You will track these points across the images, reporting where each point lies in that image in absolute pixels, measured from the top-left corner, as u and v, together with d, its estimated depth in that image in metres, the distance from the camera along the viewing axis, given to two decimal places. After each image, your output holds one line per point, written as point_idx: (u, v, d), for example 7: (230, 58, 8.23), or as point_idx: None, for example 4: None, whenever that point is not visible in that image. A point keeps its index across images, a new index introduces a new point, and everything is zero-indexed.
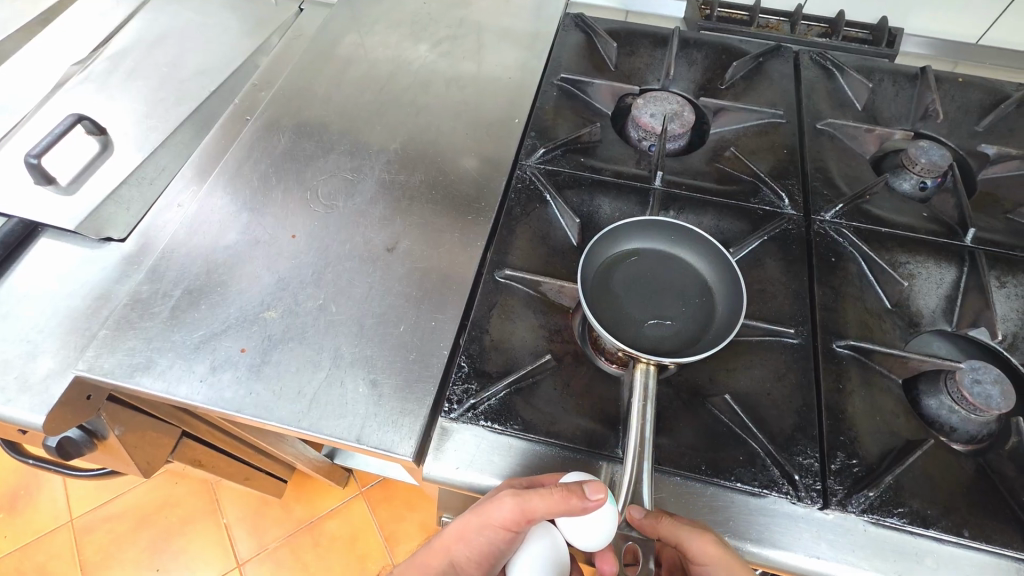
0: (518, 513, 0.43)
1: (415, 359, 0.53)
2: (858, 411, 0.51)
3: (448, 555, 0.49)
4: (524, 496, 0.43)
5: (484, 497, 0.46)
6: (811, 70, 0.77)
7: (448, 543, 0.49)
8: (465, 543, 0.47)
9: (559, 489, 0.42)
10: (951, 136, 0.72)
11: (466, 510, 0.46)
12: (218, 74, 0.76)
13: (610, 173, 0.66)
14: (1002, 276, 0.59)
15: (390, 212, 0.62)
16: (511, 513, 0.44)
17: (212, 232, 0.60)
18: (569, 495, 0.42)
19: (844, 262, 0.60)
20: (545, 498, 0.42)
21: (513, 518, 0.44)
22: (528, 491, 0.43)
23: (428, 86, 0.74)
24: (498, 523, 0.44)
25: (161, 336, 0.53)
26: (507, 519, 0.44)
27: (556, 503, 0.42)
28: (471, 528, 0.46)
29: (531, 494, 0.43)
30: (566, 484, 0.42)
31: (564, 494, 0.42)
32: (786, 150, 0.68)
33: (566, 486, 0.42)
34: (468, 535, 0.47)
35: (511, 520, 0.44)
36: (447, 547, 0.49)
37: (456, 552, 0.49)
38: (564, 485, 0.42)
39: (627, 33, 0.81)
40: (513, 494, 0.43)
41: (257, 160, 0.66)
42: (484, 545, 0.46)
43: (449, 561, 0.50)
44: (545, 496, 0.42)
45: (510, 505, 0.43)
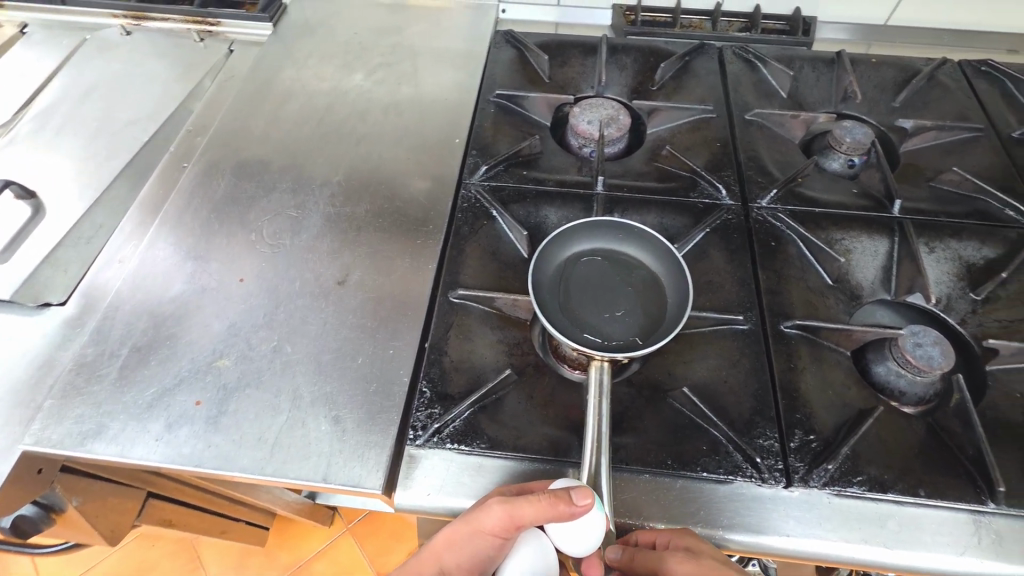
0: (507, 521, 0.43)
1: (376, 390, 0.52)
2: (810, 387, 0.53)
3: (439, 562, 0.49)
4: (513, 502, 0.43)
5: (473, 505, 0.46)
6: (735, 64, 0.80)
7: (437, 549, 0.48)
8: (453, 550, 0.47)
9: (547, 495, 0.43)
10: (873, 114, 0.76)
11: (455, 519, 0.46)
12: (150, 123, 0.74)
13: (553, 183, 0.67)
14: (931, 242, 0.63)
15: (338, 244, 0.62)
16: (498, 519, 0.44)
17: (156, 285, 0.59)
18: (557, 501, 0.42)
19: (784, 245, 0.62)
20: (533, 504, 0.43)
21: (501, 526, 0.44)
22: (517, 499, 0.43)
23: (366, 115, 0.75)
24: (489, 530, 0.44)
25: (111, 400, 0.51)
26: (496, 526, 0.44)
27: (543, 508, 0.42)
28: (460, 535, 0.46)
29: (520, 501, 0.43)
30: (554, 491, 0.43)
31: (552, 500, 0.42)
32: (719, 143, 0.71)
33: (554, 492, 0.43)
34: (457, 543, 0.46)
35: (499, 528, 0.44)
36: (436, 553, 0.48)
37: (446, 558, 0.48)
38: (551, 491, 0.43)
39: (558, 45, 0.82)
40: (502, 502, 0.44)
41: (197, 207, 0.65)
42: (473, 548, 0.46)
43: (437, 569, 0.49)
44: (533, 502, 0.43)
45: (499, 512, 0.43)
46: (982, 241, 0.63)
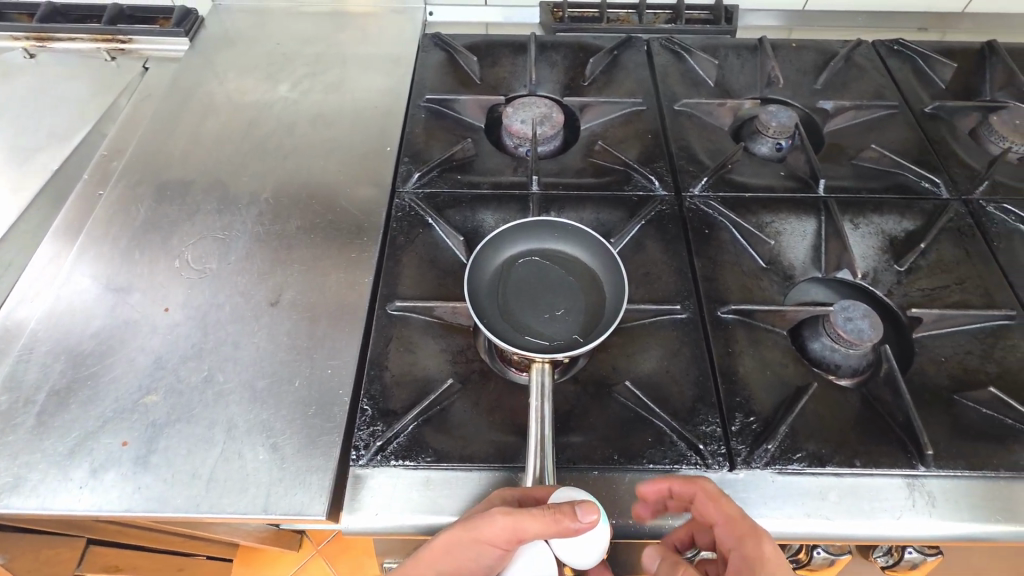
0: (509, 534, 0.41)
1: (315, 412, 0.51)
2: (749, 369, 0.54)
3: (438, 567, 0.43)
4: (518, 515, 0.41)
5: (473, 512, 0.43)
6: (663, 56, 0.81)
7: (436, 553, 0.43)
8: (447, 560, 0.43)
9: (551, 510, 0.41)
10: (796, 98, 0.78)
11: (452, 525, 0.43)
12: (61, 151, 0.70)
13: (488, 185, 0.66)
14: (855, 219, 0.65)
15: (269, 264, 0.60)
16: (501, 531, 0.41)
17: (74, 322, 0.55)
18: (561, 517, 0.40)
19: (717, 232, 0.63)
20: (537, 520, 0.41)
21: (501, 538, 0.42)
22: (521, 512, 0.41)
23: (292, 128, 0.72)
24: (488, 541, 0.42)
25: (29, 449, 0.48)
26: (498, 538, 0.42)
27: (546, 523, 0.41)
28: (456, 545, 0.42)
29: (524, 514, 0.41)
30: (558, 505, 0.41)
31: (557, 515, 0.40)
32: (650, 135, 0.72)
33: (557, 507, 0.41)
34: (451, 554, 0.43)
35: (499, 539, 0.42)
36: (434, 557, 0.43)
37: (445, 562, 0.43)
38: (555, 505, 0.41)
39: (487, 46, 0.82)
40: (506, 513, 0.41)
41: (115, 236, 0.62)
42: (471, 556, 0.43)
43: None
44: (536, 516, 0.41)
45: (503, 524, 0.41)
46: (902, 214, 0.65)
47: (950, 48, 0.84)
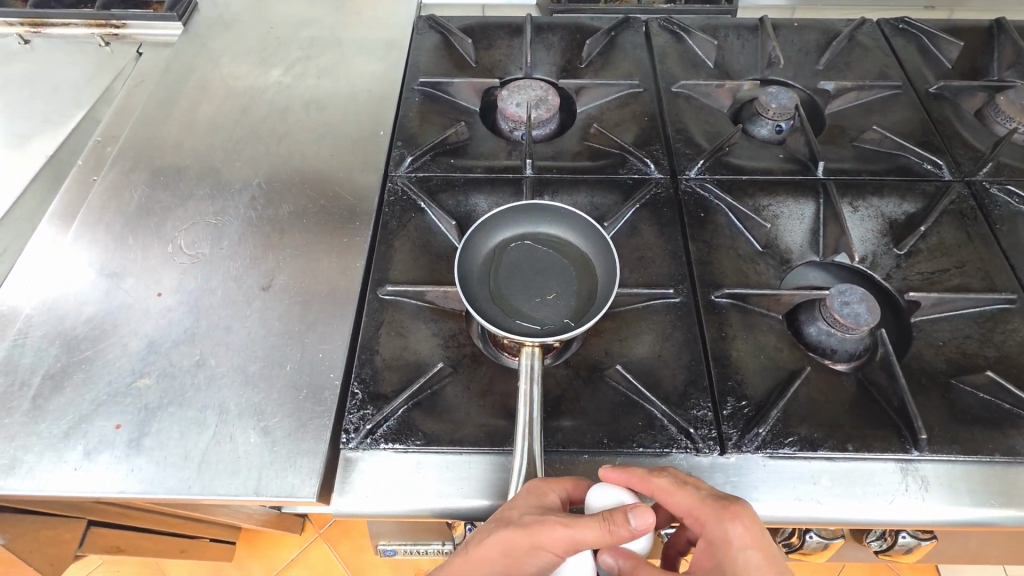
0: (565, 544, 0.38)
1: (306, 396, 0.51)
2: (742, 353, 0.54)
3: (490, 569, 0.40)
4: (572, 521, 0.38)
5: (525, 513, 0.40)
6: (661, 36, 0.80)
7: (488, 554, 0.40)
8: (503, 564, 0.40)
9: (602, 517, 0.38)
10: (797, 78, 0.76)
11: (506, 530, 0.40)
12: (56, 137, 0.70)
13: (482, 169, 0.66)
14: (854, 201, 0.64)
15: (261, 249, 0.60)
16: (556, 539, 0.38)
17: (68, 307, 0.56)
18: (613, 524, 0.37)
19: (713, 215, 0.62)
20: (591, 529, 0.38)
21: (555, 546, 0.39)
22: (577, 520, 0.38)
23: (285, 112, 0.72)
24: (542, 546, 0.39)
25: (24, 431, 0.49)
26: (553, 546, 0.39)
27: (601, 533, 0.38)
28: (512, 552, 0.39)
29: (579, 523, 0.38)
30: (608, 511, 0.38)
31: (608, 524, 0.37)
32: (646, 118, 0.71)
33: (608, 513, 0.38)
34: (506, 558, 0.40)
35: (553, 547, 0.39)
36: (485, 558, 0.40)
37: (498, 564, 0.40)
38: (607, 511, 0.38)
39: (482, 27, 0.81)
40: (562, 522, 0.38)
41: (110, 221, 0.62)
42: (524, 560, 0.40)
43: None
44: (590, 524, 0.38)
45: (558, 533, 0.38)
46: (902, 196, 0.64)
47: (956, 26, 0.81)
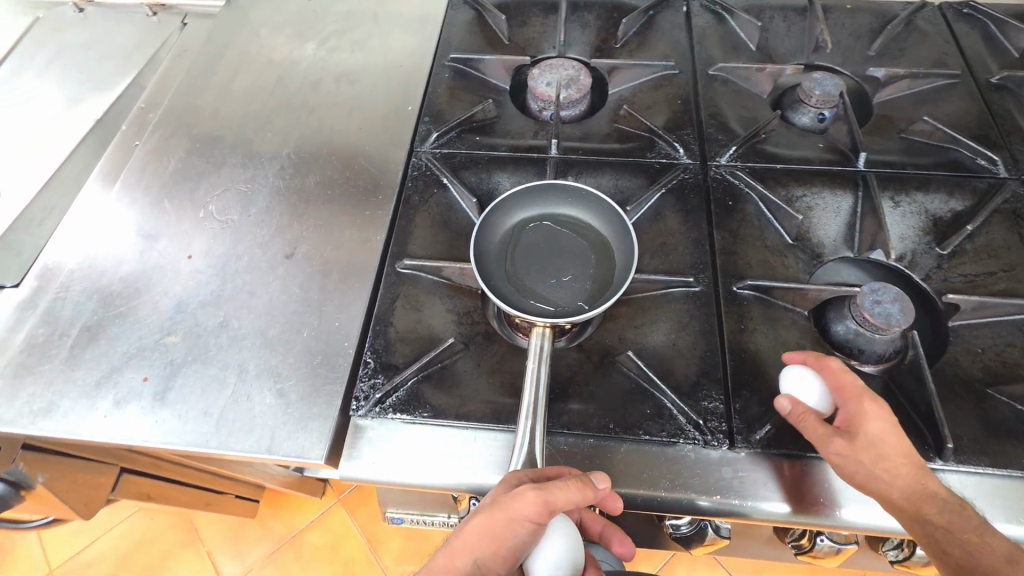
0: (540, 510, 0.40)
1: (320, 362, 0.52)
2: (761, 348, 0.52)
3: (474, 553, 0.41)
4: (546, 486, 0.41)
5: (498, 496, 0.41)
6: (702, 17, 0.77)
7: (470, 540, 0.41)
8: (489, 541, 0.41)
9: (575, 480, 0.42)
10: (845, 64, 0.72)
11: (484, 508, 0.41)
12: (103, 102, 0.73)
13: (506, 148, 0.65)
14: (896, 196, 0.60)
15: (286, 218, 0.61)
16: (533, 507, 0.40)
17: (106, 265, 0.59)
18: (585, 486, 0.42)
19: (742, 204, 0.60)
20: (566, 491, 0.41)
21: (535, 514, 0.40)
22: (550, 484, 0.41)
23: (318, 85, 0.73)
24: (522, 519, 0.40)
25: (62, 378, 0.52)
26: (531, 516, 0.40)
27: (574, 494, 0.41)
28: (496, 525, 0.40)
29: (554, 487, 0.41)
30: (579, 476, 0.42)
31: (581, 485, 0.42)
32: (680, 101, 0.68)
33: (579, 478, 0.42)
34: (491, 534, 0.41)
35: (532, 517, 0.40)
36: (467, 545, 0.41)
37: (481, 548, 0.41)
38: (575, 476, 0.42)
39: (517, 4, 0.79)
40: (536, 488, 0.40)
41: (148, 184, 0.65)
42: (504, 541, 0.41)
43: (470, 561, 0.41)
44: (565, 487, 0.41)
45: (533, 498, 0.40)
46: (950, 193, 0.60)
47: None
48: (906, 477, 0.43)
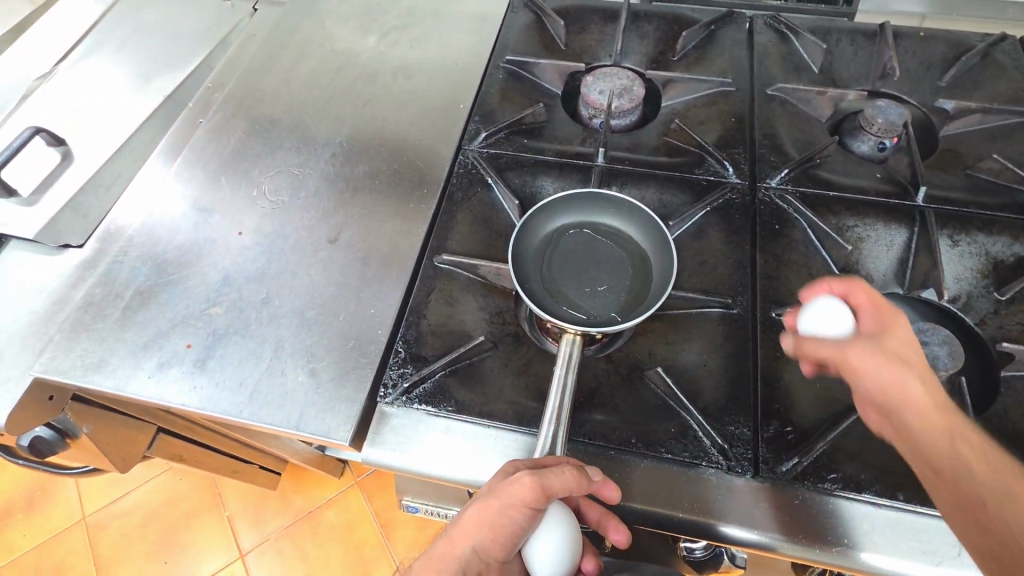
0: (534, 497, 0.41)
1: (353, 346, 0.54)
2: (796, 378, 0.50)
3: (472, 540, 0.43)
4: (540, 473, 0.41)
5: (494, 484, 0.42)
6: (765, 34, 0.75)
7: (468, 526, 0.42)
8: (486, 529, 0.42)
9: (571, 468, 0.42)
10: (912, 94, 0.70)
11: (482, 496, 0.42)
12: (174, 79, 0.77)
13: (553, 153, 0.65)
14: (955, 235, 0.58)
15: (334, 203, 0.63)
16: (528, 494, 0.41)
17: (163, 234, 0.61)
18: (581, 475, 0.42)
19: (789, 229, 0.59)
20: (562, 479, 0.41)
21: (532, 501, 0.41)
22: (544, 471, 0.41)
23: (375, 77, 0.75)
24: (518, 505, 0.41)
25: (113, 337, 0.55)
26: (526, 504, 0.41)
27: (570, 481, 0.41)
28: (493, 513, 0.41)
29: (549, 473, 0.41)
30: (575, 464, 0.42)
31: (577, 472, 0.42)
32: (734, 119, 0.67)
33: (575, 466, 0.42)
34: (488, 522, 0.42)
35: (529, 504, 0.41)
36: (466, 531, 0.42)
37: (478, 535, 0.42)
38: (571, 464, 0.42)
39: (577, 10, 0.79)
40: (531, 474, 0.41)
41: (207, 161, 0.67)
42: (502, 528, 0.42)
43: (470, 548, 0.43)
44: (560, 474, 0.41)
45: (527, 485, 0.40)
46: (1014, 237, 0.57)
47: None
48: (953, 453, 0.39)
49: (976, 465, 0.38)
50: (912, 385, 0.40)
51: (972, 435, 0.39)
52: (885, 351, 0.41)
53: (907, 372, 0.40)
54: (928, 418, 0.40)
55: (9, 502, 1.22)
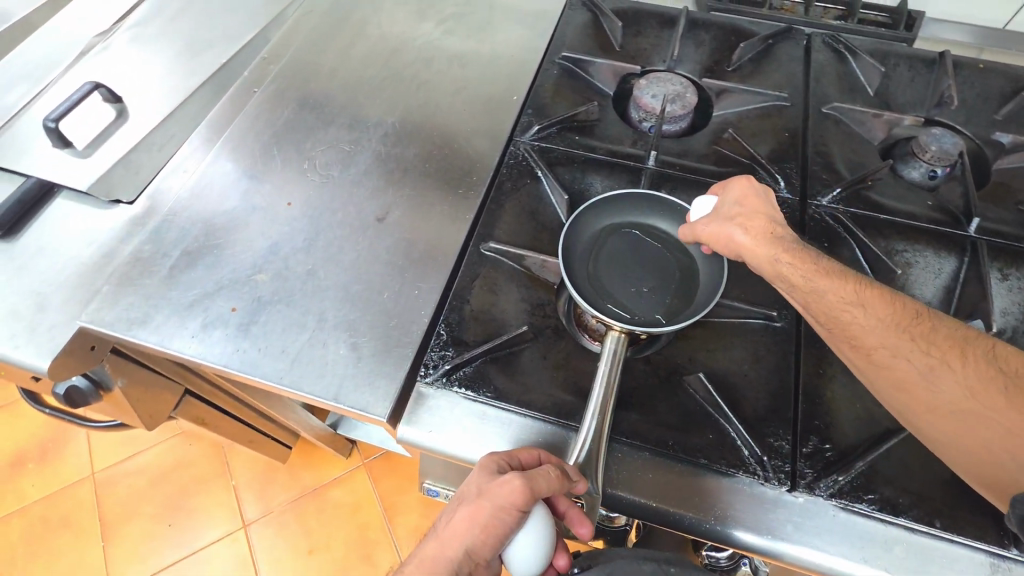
0: (523, 496, 0.42)
1: (395, 325, 0.54)
2: (837, 397, 0.50)
3: (464, 540, 0.43)
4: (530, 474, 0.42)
5: (483, 484, 0.43)
6: (822, 53, 0.75)
7: (458, 527, 0.43)
8: (478, 531, 0.42)
9: (556, 468, 0.43)
10: (967, 124, 0.69)
11: (474, 496, 0.42)
12: (231, 47, 0.77)
13: (604, 152, 0.66)
14: (1005, 269, 0.57)
15: (383, 182, 0.64)
16: (520, 495, 0.41)
17: (213, 198, 0.62)
18: (565, 476, 0.43)
19: (837, 247, 0.59)
20: (548, 478, 0.42)
21: (525, 503, 0.42)
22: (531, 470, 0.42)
23: (430, 62, 0.75)
24: (509, 506, 0.42)
25: (159, 294, 0.56)
26: (516, 503, 0.42)
27: (557, 483, 0.43)
28: (485, 513, 0.42)
29: (536, 473, 0.42)
30: (560, 465, 0.44)
31: (561, 473, 0.43)
32: (787, 134, 0.67)
33: (559, 467, 0.43)
34: (480, 522, 0.42)
35: (520, 506, 0.42)
36: (458, 530, 0.43)
37: (468, 535, 0.42)
38: (555, 465, 0.44)
39: (635, 13, 0.79)
40: (519, 473, 0.42)
41: (260, 130, 0.68)
42: (493, 530, 0.42)
43: (462, 549, 0.43)
44: (546, 474, 0.42)
45: (518, 485, 0.42)
46: None
47: None
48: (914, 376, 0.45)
49: (918, 359, 0.45)
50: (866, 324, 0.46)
51: (900, 328, 0.46)
52: (718, 215, 0.51)
53: (734, 226, 0.50)
54: (870, 343, 0.46)
55: (22, 451, 1.23)
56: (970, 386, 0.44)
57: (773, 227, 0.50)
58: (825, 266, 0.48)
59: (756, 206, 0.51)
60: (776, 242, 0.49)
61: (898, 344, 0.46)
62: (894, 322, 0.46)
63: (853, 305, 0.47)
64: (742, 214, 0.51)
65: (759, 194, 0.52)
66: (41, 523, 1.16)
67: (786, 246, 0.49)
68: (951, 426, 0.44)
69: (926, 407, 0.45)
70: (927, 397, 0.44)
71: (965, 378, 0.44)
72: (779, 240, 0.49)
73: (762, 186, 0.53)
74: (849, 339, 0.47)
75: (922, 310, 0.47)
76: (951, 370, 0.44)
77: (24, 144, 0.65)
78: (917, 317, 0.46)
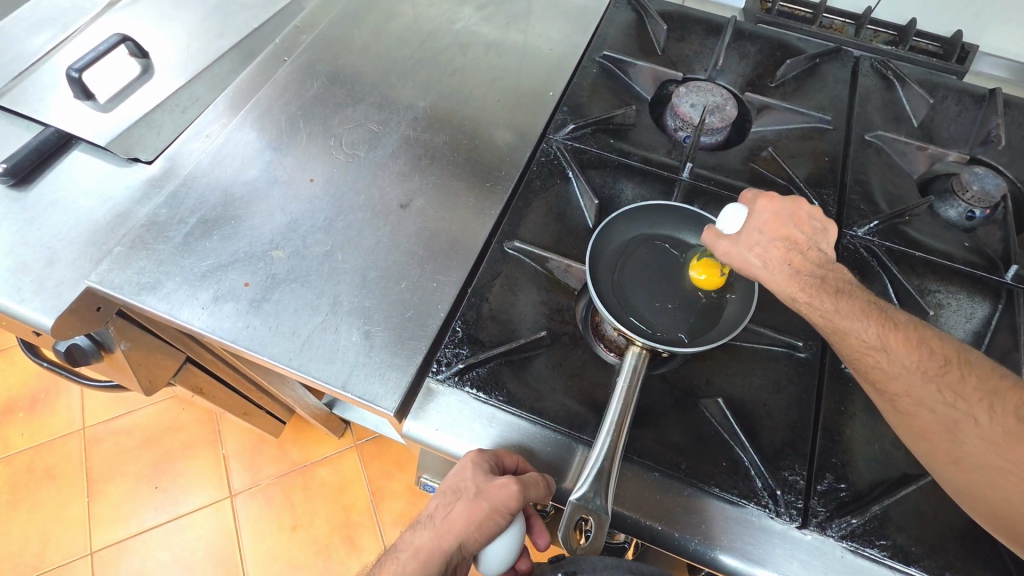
0: (516, 503, 0.43)
1: (411, 316, 0.53)
2: (855, 436, 0.49)
3: (458, 533, 0.45)
4: (523, 482, 0.44)
5: (480, 483, 0.44)
6: (870, 77, 0.73)
7: (455, 524, 0.45)
8: (472, 531, 0.45)
9: (543, 478, 0.45)
10: (1011, 166, 0.67)
11: (471, 496, 0.44)
12: (264, 12, 0.75)
13: (637, 158, 0.64)
14: None
15: (409, 168, 0.62)
16: (512, 501, 0.43)
17: (234, 166, 0.60)
18: (549, 483, 0.46)
19: (869, 281, 0.57)
20: (537, 487, 0.44)
21: (515, 506, 0.44)
22: (525, 478, 0.44)
23: (467, 48, 0.73)
24: (502, 509, 0.44)
25: (172, 260, 0.54)
26: (511, 509, 0.44)
27: (543, 488, 0.45)
28: (481, 513, 0.44)
29: (529, 481, 0.44)
30: (544, 475, 0.46)
31: (547, 482, 0.46)
32: (827, 158, 0.65)
33: (543, 476, 0.46)
34: (476, 524, 0.45)
35: (512, 512, 0.44)
36: (454, 527, 0.45)
37: (461, 531, 0.45)
38: (541, 474, 0.46)
39: (681, 18, 0.77)
40: (516, 480, 0.43)
41: (287, 101, 0.66)
42: (484, 528, 0.45)
43: (455, 543, 0.45)
44: (536, 483, 0.45)
45: (512, 492, 0.43)
46: None
47: None
48: (942, 431, 0.43)
49: (945, 411, 0.43)
50: (890, 371, 0.44)
51: (926, 376, 0.44)
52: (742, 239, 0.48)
53: (751, 257, 0.47)
54: (893, 390, 0.45)
55: (15, 398, 1.23)
56: (996, 441, 0.42)
57: (793, 255, 0.48)
58: (848, 303, 0.46)
59: (778, 230, 0.48)
60: (796, 277, 0.47)
61: (924, 394, 0.44)
62: (922, 370, 0.44)
63: (877, 350, 0.45)
64: (762, 241, 0.48)
65: (784, 214, 0.49)
66: (27, 472, 1.15)
67: (805, 282, 0.47)
68: (979, 484, 0.42)
69: (951, 458, 0.43)
70: (950, 447, 0.43)
71: (992, 433, 0.42)
72: (799, 275, 0.47)
73: (787, 205, 0.49)
74: (873, 384, 0.46)
75: (953, 353, 0.44)
76: (978, 423, 0.42)
77: (44, 90, 0.64)
78: (948, 363, 0.44)
